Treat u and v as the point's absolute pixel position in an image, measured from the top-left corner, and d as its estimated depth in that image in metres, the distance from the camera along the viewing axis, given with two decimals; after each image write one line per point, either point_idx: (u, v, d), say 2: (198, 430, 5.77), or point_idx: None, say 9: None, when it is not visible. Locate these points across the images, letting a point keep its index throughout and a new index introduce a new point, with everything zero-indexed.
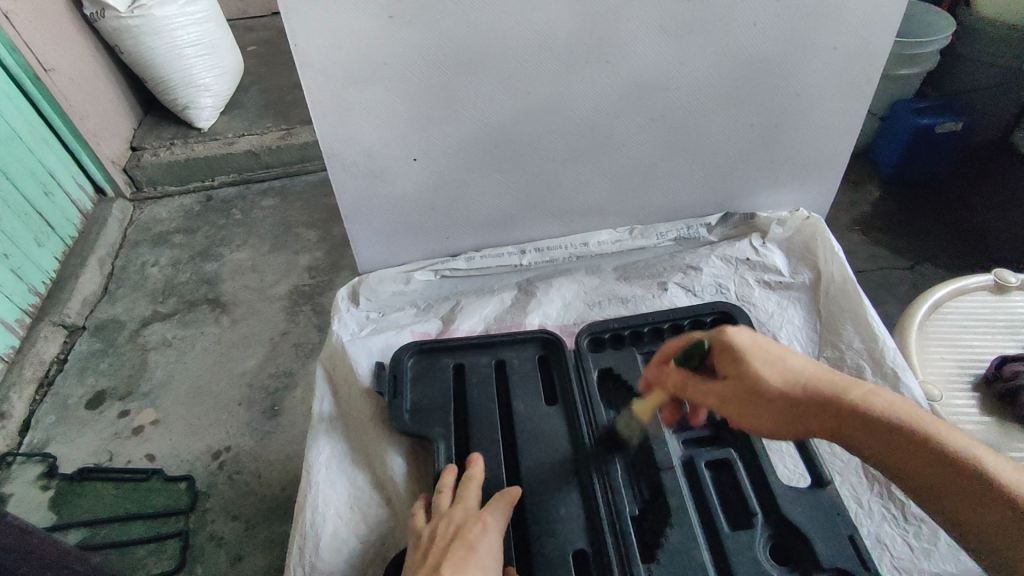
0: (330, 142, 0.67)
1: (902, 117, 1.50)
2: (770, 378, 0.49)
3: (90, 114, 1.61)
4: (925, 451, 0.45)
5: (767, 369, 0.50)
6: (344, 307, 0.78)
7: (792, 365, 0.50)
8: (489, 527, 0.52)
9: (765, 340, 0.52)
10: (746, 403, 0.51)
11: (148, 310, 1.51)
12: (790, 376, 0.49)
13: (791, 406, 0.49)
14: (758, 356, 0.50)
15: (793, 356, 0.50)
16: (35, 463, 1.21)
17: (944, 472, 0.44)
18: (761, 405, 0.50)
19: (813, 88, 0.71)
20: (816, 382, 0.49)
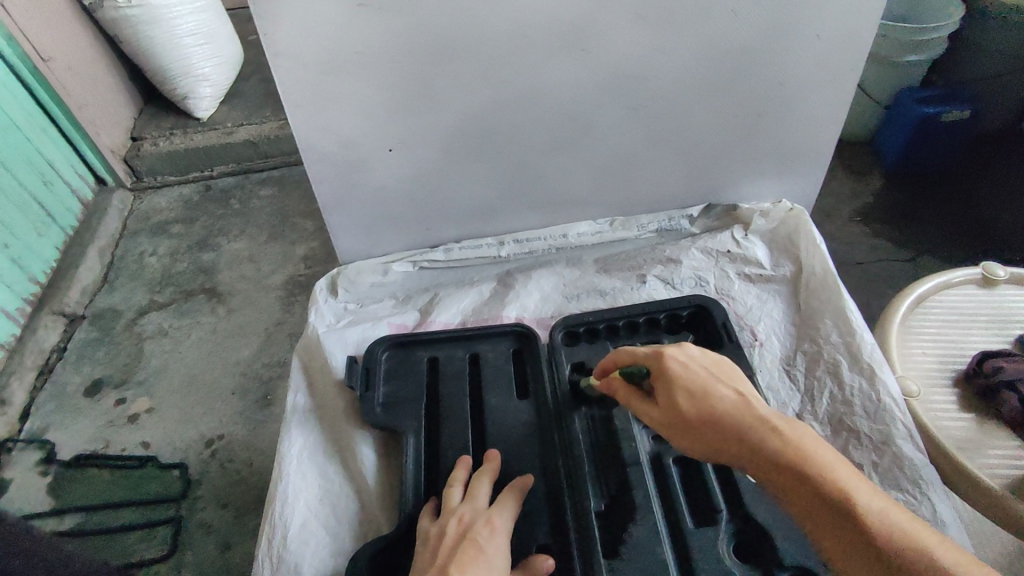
0: (305, 133, 0.66)
1: (906, 105, 1.46)
2: (688, 406, 0.49)
3: (89, 104, 1.61)
4: (830, 504, 0.42)
5: (691, 399, 0.50)
6: (321, 299, 0.78)
7: (716, 396, 0.49)
8: (497, 529, 0.52)
9: (697, 369, 0.51)
10: (672, 429, 0.51)
11: (145, 299, 1.53)
12: (711, 407, 0.49)
13: (705, 437, 0.49)
14: (681, 387, 0.50)
15: (720, 387, 0.49)
16: (34, 449, 1.23)
17: (848, 533, 0.42)
18: (679, 429, 0.50)
19: (800, 76, 0.68)
20: (736, 416, 0.48)
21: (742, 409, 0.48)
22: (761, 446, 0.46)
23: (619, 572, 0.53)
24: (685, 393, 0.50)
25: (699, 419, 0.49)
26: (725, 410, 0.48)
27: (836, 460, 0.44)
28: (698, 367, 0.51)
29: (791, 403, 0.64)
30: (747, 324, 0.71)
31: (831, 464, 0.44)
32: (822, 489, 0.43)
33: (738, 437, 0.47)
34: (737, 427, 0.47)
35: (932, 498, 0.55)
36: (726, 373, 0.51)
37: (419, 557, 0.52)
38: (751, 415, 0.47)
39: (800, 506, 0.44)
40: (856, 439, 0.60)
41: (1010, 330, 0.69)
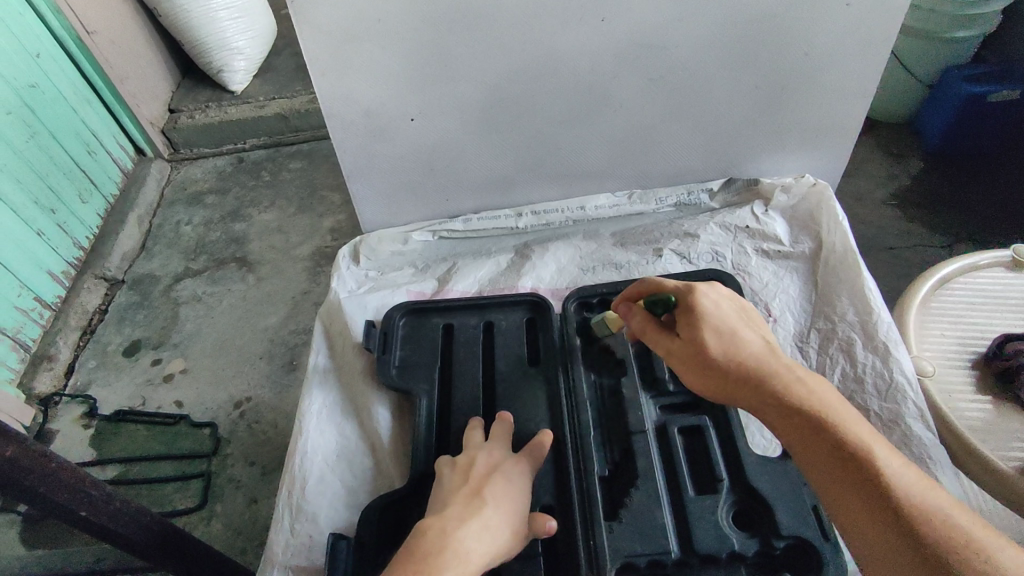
0: (329, 101, 0.68)
1: (952, 84, 1.39)
2: (716, 343, 0.51)
3: (130, 76, 1.66)
4: (842, 447, 0.44)
5: (718, 336, 0.51)
6: (344, 265, 0.81)
7: (744, 337, 0.51)
8: (522, 470, 0.55)
9: (728, 312, 0.53)
10: (690, 363, 0.52)
11: (180, 266, 1.59)
12: (735, 348, 0.50)
13: (727, 373, 0.50)
14: (711, 325, 0.52)
15: (746, 331, 0.52)
16: (78, 403, 1.31)
17: (856, 475, 0.43)
18: (701, 365, 0.51)
19: (828, 46, 0.67)
20: (759, 358, 0.50)
21: (765, 353, 0.50)
22: (782, 387, 0.48)
23: (619, 533, 0.55)
24: (715, 330, 0.51)
25: (724, 355, 0.50)
26: (751, 351, 0.50)
27: (853, 414, 0.46)
28: (728, 309, 0.53)
29: None
30: (761, 300, 0.71)
31: (845, 414, 0.46)
32: (836, 433, 0.45)
33: (761, 376, 0.49)
34: (762, 367, 0.49)
35: (939, 475, 0.55)
36: (751, 322, 0.53)
37: (445, 478, 0.54)
38: (775, 360, 0.50)
39: (809, 449, 0.45)
40: (865, 417, 0.60)
41: None
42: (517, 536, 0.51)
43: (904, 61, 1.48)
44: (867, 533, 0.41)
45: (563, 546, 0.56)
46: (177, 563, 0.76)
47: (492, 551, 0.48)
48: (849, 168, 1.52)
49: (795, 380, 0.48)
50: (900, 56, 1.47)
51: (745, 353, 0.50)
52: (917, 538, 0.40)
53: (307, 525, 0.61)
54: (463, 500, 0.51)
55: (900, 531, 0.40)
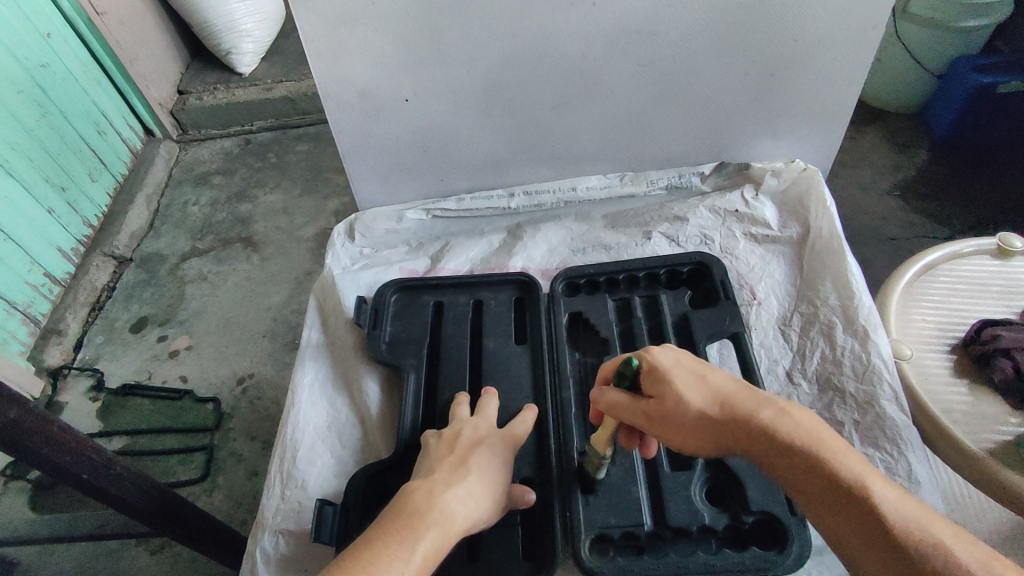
0: (325, 82, 0.69)
1: (961, 73, 1.37)
2: (687, 399, 0.47)
3: (139, 57, 1.68)
4: (838, 490, 0.42)
5: (687, 389, 0.48)
6: (339, 242, 0.82)
7: (714, 382, 0.48)
8: (508, 442, 0.56)
9: (688, 359, 0.49)
10: (670, 424, 0.48)
11: (187, 245, 1.62)
12: (708, 397, 0.47)
13: (708, 427, 0.47)
14: (678, 380, 0.48)
15: (715, 373, 0.49)
16: (86, 376, 1.35)
17: (859, 522, 0.41)
18: (681, 425, 0.48)
19: (820, 32, 0.67)
20: (735, 403, 0.47)
21: (740, 394, 0.47)
22: (767, 432, 0.45)
23: (594, 506, 0.57)
24: (684, 385, 0.48)
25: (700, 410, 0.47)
26: (723, 396, 0.47)
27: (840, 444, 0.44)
28: (687, 359, 0.50)
29: (781, 361, 0.65)
30: (747, 283, 0.72)
31: (834, 446, 0.44)
32: (825, 470, 0.43)
33: (744, 426, 0.46)
34: (741, 414, 0.46)
35: (910, 457, 0.56)
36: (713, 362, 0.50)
37: (431, 449, 0.54)
38: (753, 402, 0.47)
39: (808, 495, 0.43)
40: (841, 398, 0.61)
41: (1019, 302, 0.68)
42: (498, 505, 0.51)
43: (911, 49, 1.44)
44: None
45: (540, 518, 0.58)
46: (175, 529, 0.79)
47: (475, 516, 0.48)
48: (854, 157, 1.51)
49: (777, 421, 0.45)
50: (907, 43, 1.44)
51: (719, 402, 0.47)
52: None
53: (297, 492, 0.63)
54: (449, 465, 0.51)
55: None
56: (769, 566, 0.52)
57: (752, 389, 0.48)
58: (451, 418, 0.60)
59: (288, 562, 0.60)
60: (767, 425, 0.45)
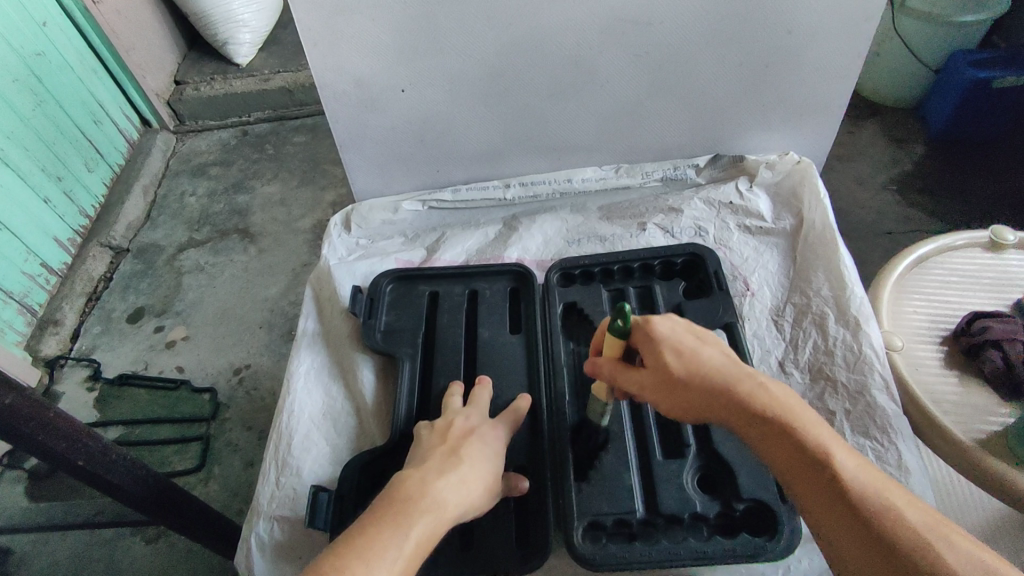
0: (321, 71, 0.69)
1: (959, 68, 1.37)
2: (677, 369, 0.48)
3: (136, 46, 1.68)
4: (807, 456, 0.43)
5: (678, 359, 0.48)
6: (335, 233, 0.82)
7: (704, 352, 0.49)
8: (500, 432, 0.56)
9: (682, 330, 0.50)
10: (659, 391, 0.49)
11: (184, 236, 1.62)
12: (698, 367, 0.48)
13: (696, 396, 0.48)
14: (671, 349, 0.49)
15: (707, 346, 0.49)
16: (83, 366, 1.35)
17: (825, 488, 0.42)
18: (669, 393, 0.49)
19: (814, 23, 0.67)
20: (723, 373, 0.48)
21: (728, 366, 0.48)
22: (747, 400, 0.46)
23: (586, 494, 0.58)
24: (676, 352, 0.49)
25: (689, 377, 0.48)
26: (713, 368, 0.48)
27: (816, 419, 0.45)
28: (682, 329, 0.50)
29: (774, 351, 0.66)
30: (740, 274, 0.72)
31: (810, 422, 0.45)
32: (800, 441, 0.44)
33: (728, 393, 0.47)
34: (726, 383, 0.47)
35: (899, 446, 0.56)
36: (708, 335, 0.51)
37: (423, 440, 0.54)
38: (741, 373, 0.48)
39: (780, 461, 0.45)
40: (833, 388, 0.61)
41: (1010, 294, 0.68)
42: (490, 494, 0.52)
43: (908, 43, 1.44)
44: (840, 546, 0.41)
45: (533, 505, 0.58)
46: (172, 518, 0.80)
47: (468, 504, 0.49)
48: (852, 152, 1.51)
49: (761, 395, 0.46)
50: (904, 37, 1.44)
51: (707, 373, 0.48)
52: (893, 555, 0.38)
53: (292, 479, 0.63)
54: (441, 455, 0.51)
55: (875, 549, 0.39)
56: (759, 553, 0.52)
57: (740, 363, 0.49)
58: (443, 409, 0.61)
59: (284, 548, 0.60)
60: (750, 397, 0.46)
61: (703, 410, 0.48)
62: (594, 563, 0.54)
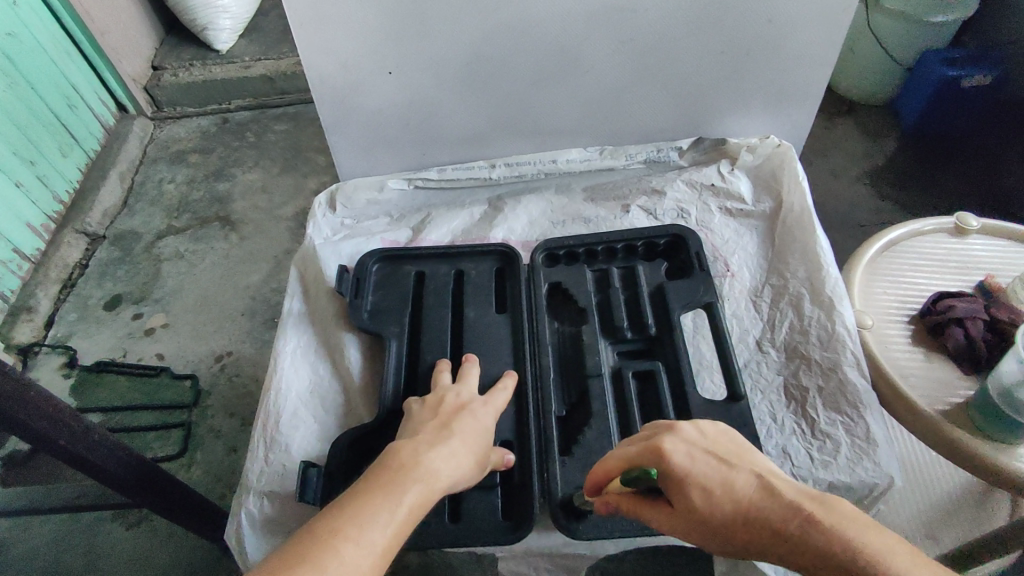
0: (308, 52, 0.69)
1: (931, 65, 1.42)
2: (703, 505, 0.44)
3: (112, 30, 1.64)
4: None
5: (704, 495, 0.44)
6: (320, 213, 0.82)
7: (736, 483, 0.44)
8: (490, 406, 0.57)
9: (703, 457, 0.46)
10: (698, 532, 0.46)
11: (163, 223, 1.59)
12: (733, 501, 0.44)
13: (743, 539, 0.43)
14: (695, 486, 0.45)
15: (737, 474, 0.45)
16: (58, 353, 1.33)
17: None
18: (711, 535, 0.45)
19: (789, 14, 0.69)
20: (767, 505, 0.42)
21: (774, 495, 0.43)
22: (805, 545, 0.40)
23: (570, 467, 0.59)
24: (701, 490, 0.44)
25: (730, 520, 0.43)
26: (749, 498, 0.43)
27: (889, 547, 0.38)
28: (701, 457, 0.46)
29: (752, 329, 0.68)
30: (721, 255, 0.74)
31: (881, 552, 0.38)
32: None
33: (779, 533, 0.41)
34: (772, 524, 0.42)
35: (868, 419, 0.59)
36: (739, 453, 0.46)
37: (415, 414, 0.55)
38: (785, 505, 0.42)
39: None
40: (807, 364, 0.64)
41: (973, 276, 0.72)
42: (480, 465, 0.53)
43: (881, 41, 1.49)
44: None
45: (519, 478, 0.60)
46: (155, 499, 0.79)
47: (459, 475, 0.49)
48: (827, 146, 1.55)
49: (812, 531, 0.40)
50: (879, 35, 1.48)
51: (745, 509, 0.43)
52: None
53: (281, 455, 0.63)
54: (432, 428, 0.52)
55: None
56: None
57: (791, 488, 0.43)
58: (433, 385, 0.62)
59: (272, 523, 0.60)
60: (800, 534, 0.40)
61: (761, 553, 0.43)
62: (577, 531, 0.56)
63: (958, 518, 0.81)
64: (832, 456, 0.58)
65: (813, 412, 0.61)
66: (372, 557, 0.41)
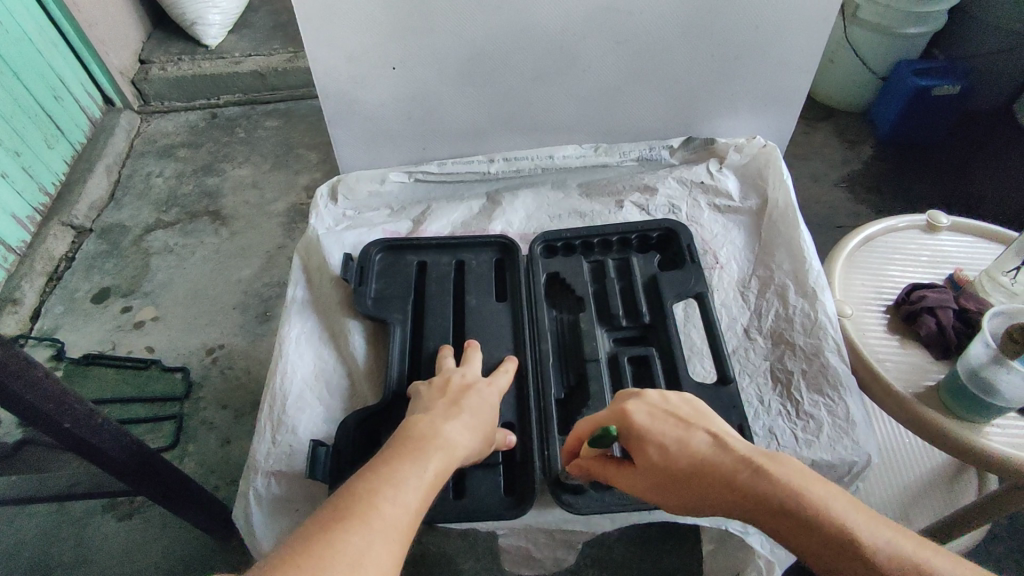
0: (314, 45, 0.71)
1: (903, 76, 1.48)
2: (663, 459, 0.50)
3: (99, 23, 1.63)
4: (827, 537, 0.42)
5: (663, 449, 0.50)
6: (322, 204, 0.84)
7: (692, 441, 0.49)
8: (495, 388, 0.60)
9: (661, 418, 0.52)
10: (656, 486, 0.50)
11: (151, 217, 1.58)
12: (687, 454, 0.49)
13: (695, 488, 0.48)
14: (655, 442, 0.50)
15: (693, 431, 0.50)
16: (45, 346, 1.32)
17: (854, 570, 0.40)
18: (669, 487, 0.50)
19: (776, 20, 0.73)
20: (715, 456, 0.48)
21: (723, 447, 0.48)
22: (749, 489, 0.45)
23: None
24: (659, 446, 0.50)
25: (685, 472, 0.49)
26: (702, 451, 0.48)
27: (819, 483, 0.44)
28: (661, 417, 0.52)
29: (740, 318, 0.72)
30: (710, 248, 0.78)
31: (812, 488, 0.44)
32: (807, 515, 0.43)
33: (727, 483, 0.47)
34: (721, 474, 0.47)
35: (848, 400, 0.63)
36: (698, 415, 0.52)
37: (424, 393, 0.58)
38: (735, 456, 0.47)
39: (795, 538, 0.43)
40: (792, 350, 0.68)
41: (943, 270, 0.78)
42: (487, 440, 0.55)
43: (858, 50, 1.55)
44: None
45: (520, 458, 0.62)
46: (151, 486, 0.80)
47: (470, 447, 0.52)
48: (806, 152, 1.62)
49: (755, 472, 0.46)
50: (855, 45, 1.54)
51: (698, 460, 0.48)
52: None
53: (288, 437, 0.65)
54: (442, 405, 0.55)
55: None
56: None
57: (738, 442, 0.48)
58: (438, 369, 0.64)
59: (281, 502, 0.62)
60: (746, 479, 0.46)
61: (710, 500, 0.48)
62: (577, 506, 0.59)
63: (931, 500, 0.86)
64: (815, 435, 0.62)
65: (796, 394, 0.65)
66: (409, 515, 0.43)
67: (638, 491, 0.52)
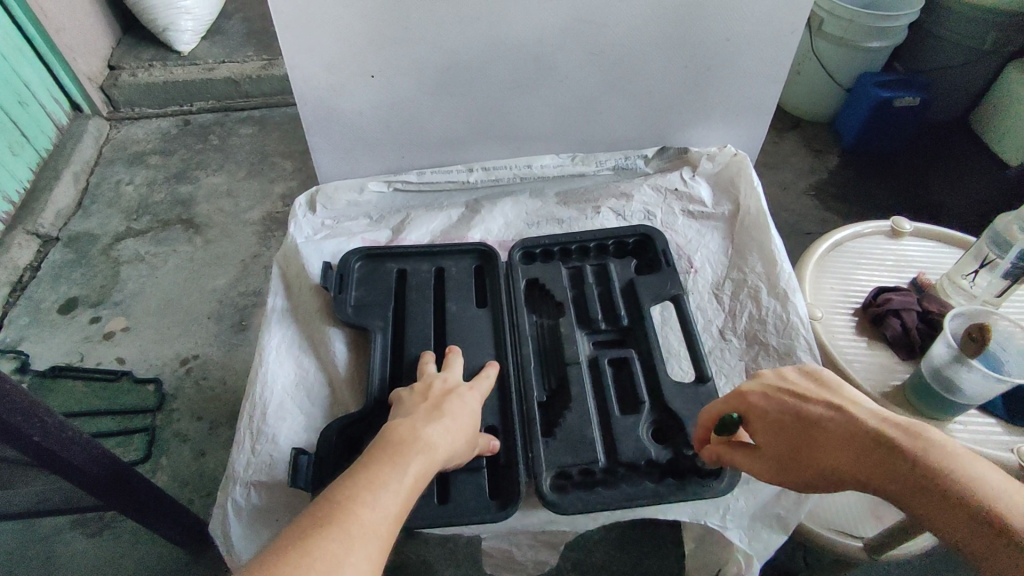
0: (291, 53, 0.71)
1: (866, 88, 1.54)
2: (784, 432, 0.53)
3: (67, 28, 1.60)
4: (955, 502, 0.43)
5: (783, 425, 0.53)
6: (300, 213, 0.84)
7: (809, 413, 0.52)
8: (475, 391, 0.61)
9: (776, 396, 0.55)
10: (777, 464, 0.53)
11: (121, 225, 1.55)
12: (807, 428, 0.52)
13: (817, 459, 0.51)
14: (774, 419, 0.54)
15: (809, 404, 0.53)
16: (8, 358, 1.27)
17: (972, 526, 0.42)
18: (790, 462, 0.52)
19: (744, 34, 0.76)
20: (836, 427, 0.50)
21: (846, 417, 0.51)
22: (874, 455, 0.48)
23: (552, 448, 0.63)
24: (777, 423, 0.54)
25: (807, 445, 0.51)
26: (821, 424, 0.51)
27: (948, 446, 0.46)
28: (780, 397, 0.55)
29: (716, 320, 0.74)
30: (686, 254, 0.80)
31: (941, 453, 0.45)
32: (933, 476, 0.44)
33: (851, 452, 0.49)
34: (846, 444, 0.49)
35: None
36: (819, 390, 0.54)
37: (405, 399, 0.58)
38: (858, 428, 0.49)
39: (922, 505, 0.45)
40: (765, 350, 0.70)
41: (907, 273, 0.81)
42: (470, 444, 0.56)
43: (826, 65, 1.60)
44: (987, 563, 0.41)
45: (504, 461, 0.63)
46: (123, 501, 0.78)
47: (452, 449, 0.52)
48: (776, 161, 1.66)
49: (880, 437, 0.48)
50: (821, 59, 1.60)
51: (818, 431, 0.51)
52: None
53: (268, 446, 0.64)
54: (425, 409, 0.55)
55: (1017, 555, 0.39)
56: (707, 491, 0.59)
57: (862, 413, 0.51)
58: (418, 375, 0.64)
59: (261, 511, 0.61)
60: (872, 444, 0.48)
61: (836, 473, 0.50)
62: (560, 507, 0.59)
63: None
64: None
65: None
66: (388, 520, 0.43)
67: (762, 473, 0.54)
